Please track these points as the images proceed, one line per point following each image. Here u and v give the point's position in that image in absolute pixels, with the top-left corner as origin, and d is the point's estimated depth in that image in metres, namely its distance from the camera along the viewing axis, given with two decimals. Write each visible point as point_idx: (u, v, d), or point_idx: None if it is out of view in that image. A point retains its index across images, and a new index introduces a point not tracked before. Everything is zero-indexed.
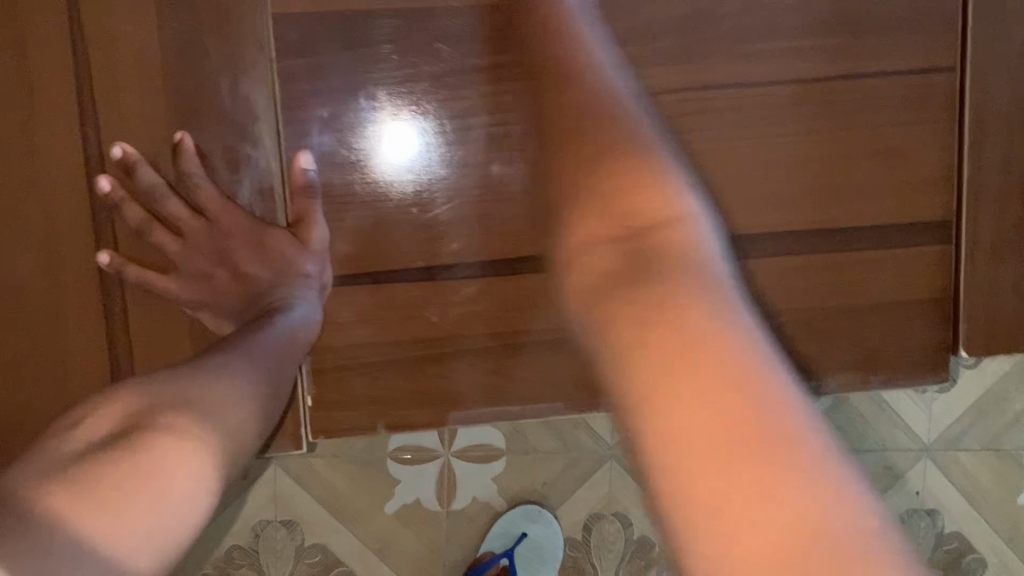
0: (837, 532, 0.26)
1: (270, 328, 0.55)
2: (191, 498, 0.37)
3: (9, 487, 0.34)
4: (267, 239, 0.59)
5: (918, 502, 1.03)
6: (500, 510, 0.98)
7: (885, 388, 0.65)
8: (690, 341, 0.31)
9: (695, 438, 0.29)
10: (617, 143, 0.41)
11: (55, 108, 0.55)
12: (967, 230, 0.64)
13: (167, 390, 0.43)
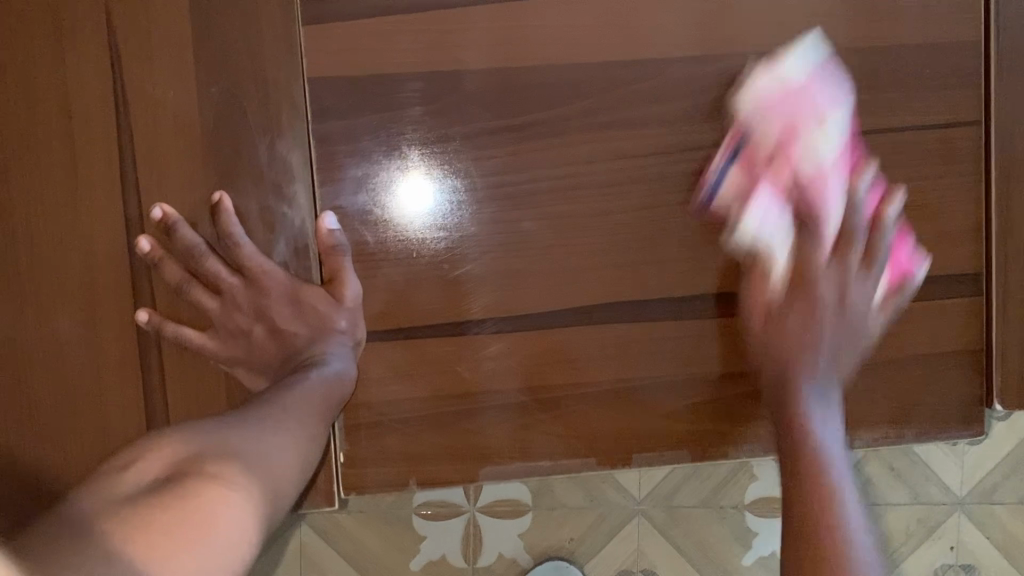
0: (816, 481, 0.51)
1: (304, 383, 0.57)
2: (242, 536, 0.41)
3: (85, 517, 0.38)
4: (303, 298, 0.60)
5: (953, 557, 1.09)
6: (526, 565, 1.05)
7: (921, 442, 0.65)
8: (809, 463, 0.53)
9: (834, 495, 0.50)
10: None
11: (96, 171, 0.57)
12: (997, 281, 0.63)
13: (209, 440, 0.47)
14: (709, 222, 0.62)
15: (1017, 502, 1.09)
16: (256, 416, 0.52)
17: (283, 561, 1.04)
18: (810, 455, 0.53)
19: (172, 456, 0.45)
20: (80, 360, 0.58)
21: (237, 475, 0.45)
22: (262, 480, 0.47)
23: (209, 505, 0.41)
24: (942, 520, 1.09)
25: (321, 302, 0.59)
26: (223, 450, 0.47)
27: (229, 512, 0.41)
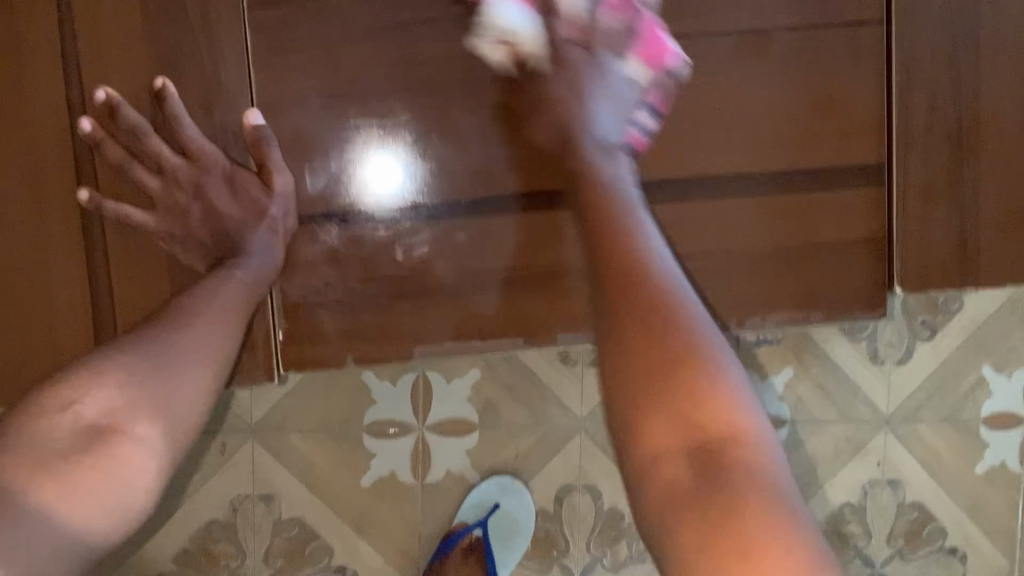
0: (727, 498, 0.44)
1: (229, 278, 0.61)
2: (148, 476, 0.50)
3: (18, 453, 0.46)
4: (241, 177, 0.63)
5: (880, 472, 1.16)
6: (473, 481, 1.10)
7: (826, 323, 0.69)
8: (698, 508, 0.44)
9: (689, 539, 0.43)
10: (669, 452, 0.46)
11: (38, 63, 0.60)
12: (898, 172, 0.68)
13: (145, 359, 0.54)
14: (629, 114, 0.65)
15: (940, 420, 1.15)
16: (183, 322, 0.57)
17: (233, 479, 1.07)
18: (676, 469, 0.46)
19: (110, 390, 0.51)
20: (28, 246, 0.62)
21: (166, 403, 0.53)
22: (188, 402, 0.55)
23: (128, 452, 0.50)
24: (870, 438, 1.15)
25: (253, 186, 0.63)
26: (159, 371, 0.54)
27: (147, 449, 0.51)
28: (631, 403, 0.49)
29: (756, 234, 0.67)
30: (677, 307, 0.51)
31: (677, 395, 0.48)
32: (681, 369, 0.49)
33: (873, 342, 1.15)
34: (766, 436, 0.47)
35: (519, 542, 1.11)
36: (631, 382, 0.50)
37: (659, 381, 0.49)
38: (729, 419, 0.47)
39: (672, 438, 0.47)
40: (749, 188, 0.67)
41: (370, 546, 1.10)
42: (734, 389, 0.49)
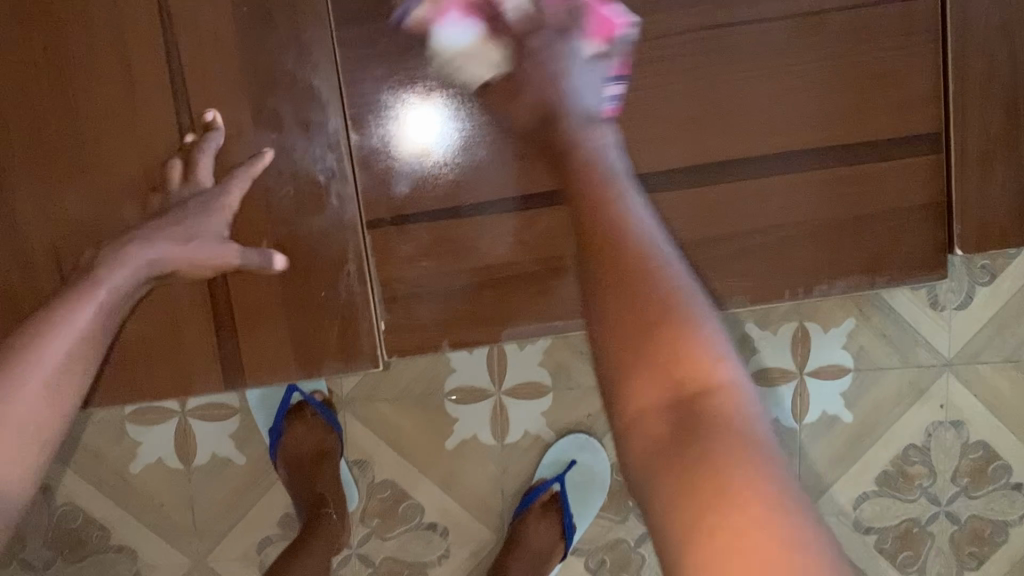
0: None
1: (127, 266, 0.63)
2: (18, 479, 0.58)
3: None
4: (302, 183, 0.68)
5: (943, 414, 1.19)
6: (550, 440, 1.17)
7: (890, 287, 0.73)
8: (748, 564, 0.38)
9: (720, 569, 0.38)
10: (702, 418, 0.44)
11: (148, 73, 0.66)
12: (955, 137, 0.70)
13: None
14: (691, 102, 0.69)
15: (1001, 361, 1.18)
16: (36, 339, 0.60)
17: None
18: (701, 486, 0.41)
19: (25, 377, 0.59)
20: None
21: (31, 409, 0.59)
22: (55, 399, 0.60)
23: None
24: (931, 382, 1.18)
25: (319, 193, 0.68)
26: (19, 382, 0.58)
27: (12, 455, 0.58)
28: (635, 383, 0.46)
29: (819, 206, 0.71)
30: (670, 274, 0.48)
31: (668, 379, 0.45)
32: (666, 329, 0.46)
33: (932, 290, 1.18)
34: (757, 415, 0.44)
35: (595, 493, 1.16)
36: (637, 350, 0.46)
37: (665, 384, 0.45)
38: (711, 373, 0.45)
39: (658, 397, 0.45)
40: (810, 163, 0.71)
41: (457, 504, 1.17)
42: (727, 362, 0.46)
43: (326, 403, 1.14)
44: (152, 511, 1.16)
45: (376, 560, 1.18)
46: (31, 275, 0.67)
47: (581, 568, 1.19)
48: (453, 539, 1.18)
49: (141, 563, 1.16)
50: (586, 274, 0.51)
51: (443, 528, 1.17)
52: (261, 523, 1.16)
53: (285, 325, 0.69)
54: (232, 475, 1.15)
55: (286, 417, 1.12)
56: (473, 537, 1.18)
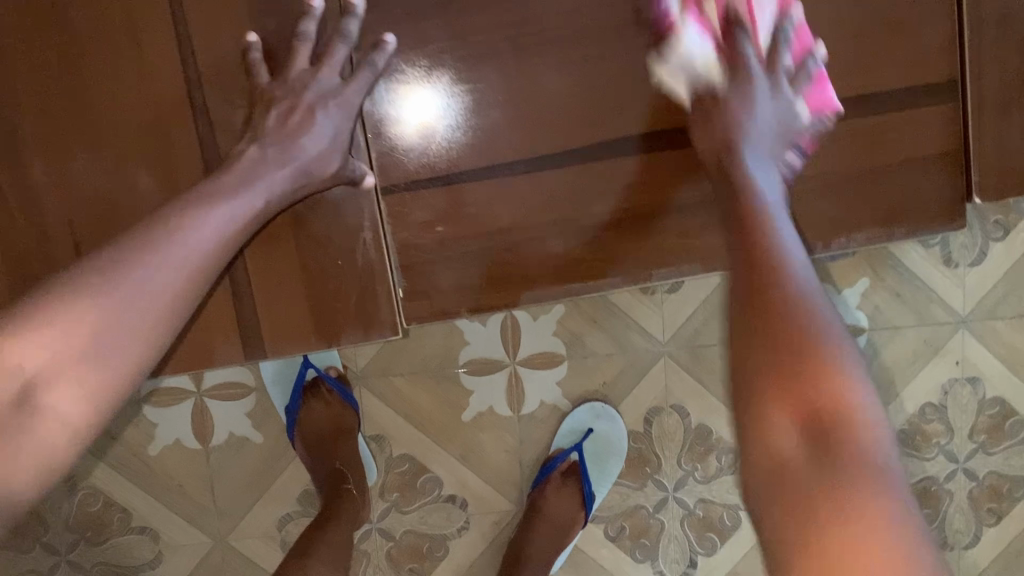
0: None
1: (197, 226, 0.61)
2: (66, 437, 0.54)
3: None
4: (305, 142, 0.66)
5: (959, 371, 1.19)
6: (567, 409, 1.17)
7: (909, 238, 0.72)
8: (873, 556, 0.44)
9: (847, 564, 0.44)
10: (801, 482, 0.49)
11: (156, 42, 0.67)
12: (971, 85, 0.70)
13: (79, 310, 0.55)
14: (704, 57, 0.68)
15: (1017, 317, 1.18)
16: (124, 272, 0.57)
17: None
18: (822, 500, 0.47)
19: (110, 317, 0.56)
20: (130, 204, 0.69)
21: (94, 361, 0.55)
22: (127, 352, 0.57)
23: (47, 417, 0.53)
24: (946, 339, 1.18)
25: (326, 154, 0.67)
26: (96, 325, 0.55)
27: (67, 408, 0.54)
28: (765, 405, 0.52)
29: (834, 159, 0.71)
30: (801, 304, 0.54)
31: (812, 539, 0.46)
32: (784, 382, 0.51)
33: (946, 247, 1.17)
34: (896, 503, 0.46)
35: (613, 462, 1.17)
36: (764, 393, 0.52)
37: (829, 488, 0.47)
38: (850, 407, 0.50)
39: (795, 436, 0.50)
40: (826, 114, 0.69)
41: (475, 476, 1.17)
42: (878, 491, 0.47)
43: (341, 378, 1.13)
44: (172, 492, 1.16)
45: (397, 534, 1.18)
46: (49, 246, 0.70)
47: (601, 534, 1.19)
48: (472, 510, 1.18)
49: (163, 544, 1.17)
50: (734, 250, 0.60)
51: (463, 500, 1.18)
52: (282, 500, 1.16)
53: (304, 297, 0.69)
54: (250, 454, 1.15)
55: (303, 396, 1.12)
56: (493, 508, 1.18)
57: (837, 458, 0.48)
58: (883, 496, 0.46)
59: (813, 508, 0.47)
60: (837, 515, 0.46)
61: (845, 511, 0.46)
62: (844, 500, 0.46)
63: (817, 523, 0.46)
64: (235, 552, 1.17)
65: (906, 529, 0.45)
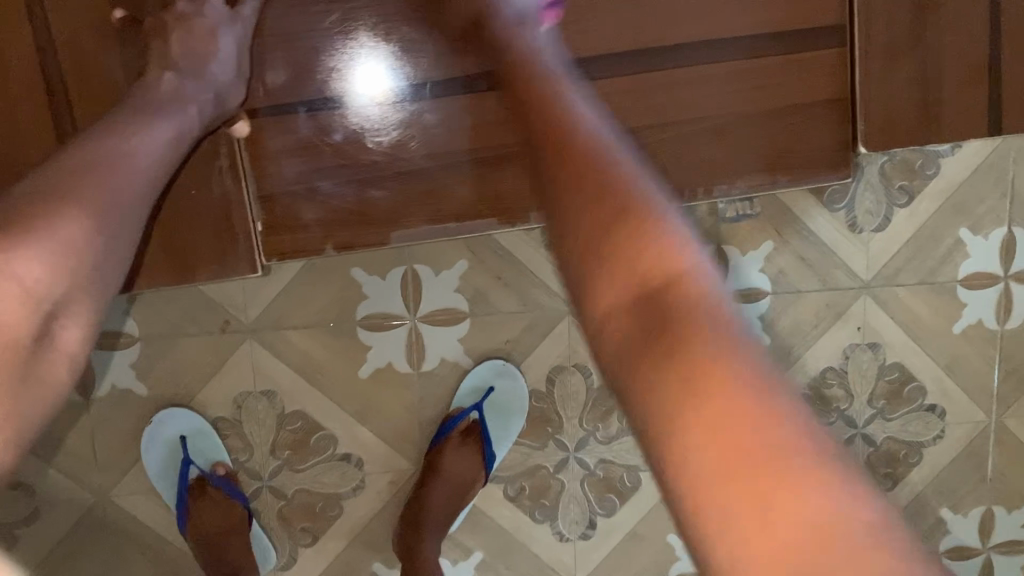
0: (798, 463, 0.39)
1: (129, 142, 0.63)
2: (74, 358, 0.61)
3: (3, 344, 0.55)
4: (200, 58, 0.68)
5: (861, 337, 1.19)
6: (468, 366, 1.14)
7: (793, 187, 0.71)
8: (761, 470, 0.39)
9: (718, 476, 0.39)
10: (699, 320, 0.45)
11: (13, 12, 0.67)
12: (860, 29, 0.68)
13: (97, 214, 0.60)
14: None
15: (919, 284, 1.18)
16: (105, 182, 0.61)
17: (234, 377, 1.11)
18: (680, 371, 0.43)
19: (107, 235, 0.61)
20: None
21: (93, 289, 0.61)
22: (111, 271, 0.62)
23: (65, 334, 0.60)
24: (848, 305, 1.18)
25: (219, 73, 0.69)
26: (99, 240, 0.60)
27: (76, 325, 0.60)
28: (644, 379, 0.45)
29: (721, 99, 0.69)
30: (685, 261, 0.48)
31: (722, 482, 0.39)
32: (652, 291, 0.47)
33: (852, 212, 1.17)
34: (702, 270, 0.48)
35: (514, 421, 1.15)
36: (601, 232, 0.51)
37: (683, 398, 0.43)
38: (676, 264, 0.47)
39: (694, 431, 0.41)
40: (710, 54, 0.69)
41: (371, 433, 1.14)
42: (713, 287, 0.47)
43: (228, 477, 1.11)
44: (51, 447, 1.11)
45: (290, 494, 1.14)
46: None
47: (501, 495, 1.17)
48: (368, 470, 1.15)
49: (41, 501, 1.12)
50: (560, 232, 0.54)
51: (359, 459, 1.14)
52: (171, 458, 1.11)
53: (169, 228, 0.69)
54: (136, 407, 1.11)
55: (189, 499, 1.10)
56: (391, 467, 1.15)
57: (745, 439, 0.40)
58: (751, 390, 0.42)
59: (701, 420, 0.41)
60: (695, 384, 0.43)
61: (772, 474, 0.38)
62: (724, 389, 0.42)
63: (702, 448, 0.41)
64: (119, 510, 1.13)
65: (807, 428, 0.41)
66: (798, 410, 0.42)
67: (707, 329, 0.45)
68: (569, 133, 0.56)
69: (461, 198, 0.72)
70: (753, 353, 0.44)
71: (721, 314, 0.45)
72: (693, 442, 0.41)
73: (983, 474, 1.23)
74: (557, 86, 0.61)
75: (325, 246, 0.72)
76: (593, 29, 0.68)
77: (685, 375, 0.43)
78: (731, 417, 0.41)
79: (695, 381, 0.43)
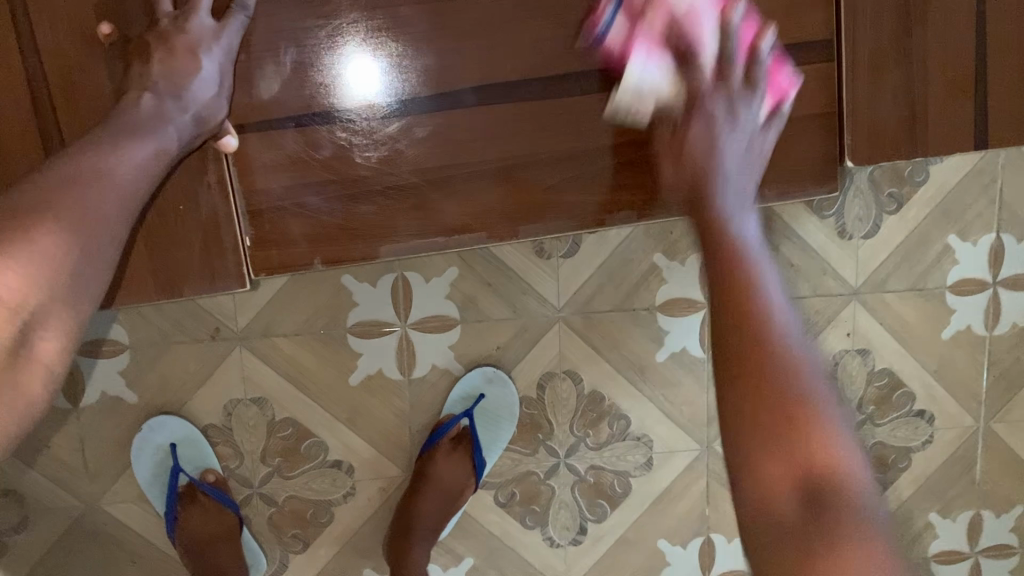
0: (845, 461, 0.49)
1: (114, 163, 0.62)
2: (49, 379, 0.58)
3: None
4: (179, 82, 0.65)
5: (850, 342, 1.20)
6: (458, 373, 1.14)
7: (780, 201, 0.72)
8: (824, 475, 0.48)
9: (790, 493, 0.48)
10: (776, 366, 0.52)
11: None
12: (846, 45, 0.69)
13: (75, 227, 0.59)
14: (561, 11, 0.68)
15: (907, 290, 1.19)
16: (86, 198, 0.60)
17: (224, 384, 1.11)
18: (778, 404, 0.50)
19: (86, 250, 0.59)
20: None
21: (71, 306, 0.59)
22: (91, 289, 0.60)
23: (39, 353, 0.57)
24: (838, 310, 1.19)
25: (201, 93, 0.65)
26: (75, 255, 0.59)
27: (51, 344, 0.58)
28: (761, 465, 0.50)
29: None
30: (763, 317, 0.54)
31: (823, 542, 0.47)
32: (799, 425, 0.50)
33: (841, 219, 1.17)
34: (796, 334, 0.54)
35: (504, 427, 1.15)
36: (718, 300, 0.56)
37: (788, 429, 0.50)
38: (767, 336, 0.53)
39: (790, 484, 0.49)
40: None
41: (361, 439, 1.14)
42: (842, 438, 0.50)
43: (218, 485, 1.11)
44: (39, 455, 1.10)
45: (280, 501, 1.14)
46: None
47: (491, 501, 1.17)
48: (359, 476, 1.15)
49: (29, 509, 1.12)
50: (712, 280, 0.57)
51: (349, 465, 1.14)
52: (160, 466, 1.11)
53: (154, 240, 0.68)
54: (124, 415, 1.11)
55: (178, 503, 1.10)
56: (381, 474, 1.15)
57: (828, 498, 0.48)
58: (828, 424, 0.50)
59: (769, 433, 0.50)
60: (787, 396, 0.50)
61: (832, 537, 0.47)
62: (817, 446, 0.49)
63: (784, 460, 0.49)
64: (108, 517, 1.12)
65: (852, 446, 0.50)
66: (844, 424, 0.51)
67: (809, 383, 0.51)
68: (713, 201, 0.63)
69: (451, 216, 0.71)
70: (840, 421, 0.51)
71: (837, 445, 0.49)
72: (785, 448, 0.49)
73: (971, 477, 1.24)
74: (701, 133, 0.65)
75: (313, 262, 0.71)
76: (583, 42, 0.68)
77: (792, 415, 0.50)
78: (793, 438, 0.49)
79: (794, 407, 0.50)
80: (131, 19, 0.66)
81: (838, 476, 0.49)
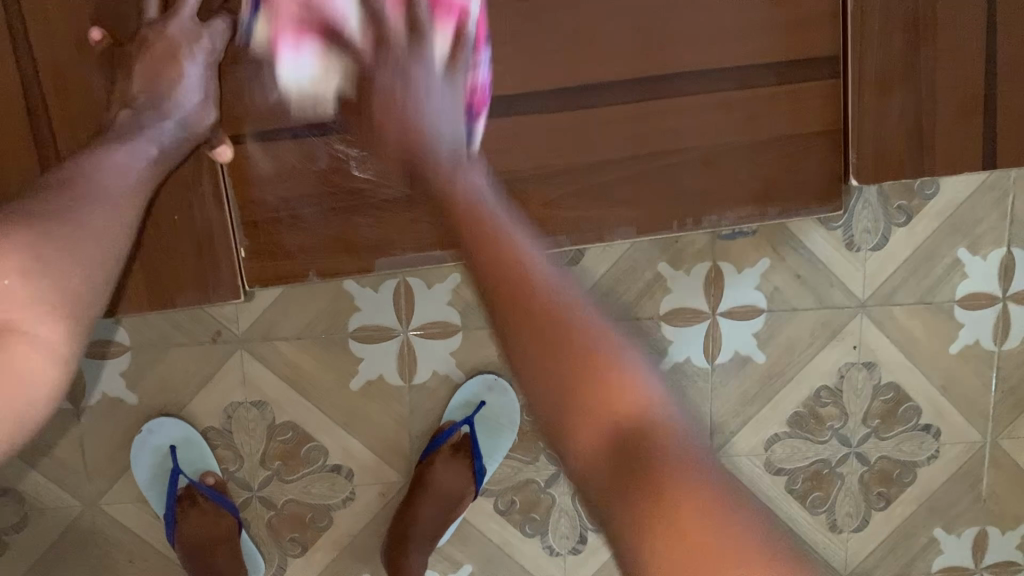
0: (644, 411, 0.50)
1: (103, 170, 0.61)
2: (49, 386, 0.54)
3: None
4: (162, 93, 0.66)
5: (856, 355, 1.18)
6: (459, 380, 1.14)
7: (781, 219, 0.72)
8: (627, 418, 0.49)
9: (596, 452, 0.49)
10: (577, 332, 0.52)
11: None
12: (853, 63, 0.68)
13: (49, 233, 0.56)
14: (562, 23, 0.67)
15: (915, 303, 1.17)
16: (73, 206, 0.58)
17: (224, 386, 1.11)
18: (564, 376, 0.51)
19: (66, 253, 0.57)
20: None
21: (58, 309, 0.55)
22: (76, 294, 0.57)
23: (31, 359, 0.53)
24: (844, 322, 1.17)
25: (184, 103, 0.66)
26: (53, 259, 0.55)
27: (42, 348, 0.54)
28: (576, 430, 0.50)
29: (710, 129, 0.69)
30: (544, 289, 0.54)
31: (648, 505, 0.46)
32: (588, 370, 0.50)
33: (849, 230, 1.16)
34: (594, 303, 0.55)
35: (504, 435, 1.15)
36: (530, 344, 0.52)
37: (577, 387, 0.50)
38: (587, 339, 0.51)
39: (590, 438, 0.49)
40: (702, 85, 0.68)
41: (361, 444, 1.14)
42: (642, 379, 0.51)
43: (216, 487, 1.11)
44: (40, 455, 1.10)
45: (279, 504, 1.14)
46: None
47: (491, 509, 1.17)
48: (358, 481, 1.14)
49: (29, 508, 1.12)
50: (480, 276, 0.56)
51: (348, 470, 1.14)
52: (159, 468, 1.11)
53: (150, 251, 0.68)
54: (125, 417, 1.11)
55: (177, 505, 1.10)
56: (380, 479, 1.15)
57: (635, 442, 0.48)
58: (620, 370, 0.50)
59: (586, 406, 0.50)
60: (591, 390, 0.50)
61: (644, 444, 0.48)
62: (617, 396, 0.50)
63: (594, 430, 0.49)
64: (108, 517, 1.12)
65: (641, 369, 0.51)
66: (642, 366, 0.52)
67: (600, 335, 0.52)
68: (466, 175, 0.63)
69: (446, 229, 0.70)
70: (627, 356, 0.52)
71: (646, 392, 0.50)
72: (583, 426, 0.50)
73: (977, 492, 1.22)
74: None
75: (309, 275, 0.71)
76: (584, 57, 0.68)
77: (582, 394, 0.50)
78: (595, 388, 0.50)
79: (587, 382, 0.50)
80: (124, 29, 0.66)
81: (617, 405, 0.49)
